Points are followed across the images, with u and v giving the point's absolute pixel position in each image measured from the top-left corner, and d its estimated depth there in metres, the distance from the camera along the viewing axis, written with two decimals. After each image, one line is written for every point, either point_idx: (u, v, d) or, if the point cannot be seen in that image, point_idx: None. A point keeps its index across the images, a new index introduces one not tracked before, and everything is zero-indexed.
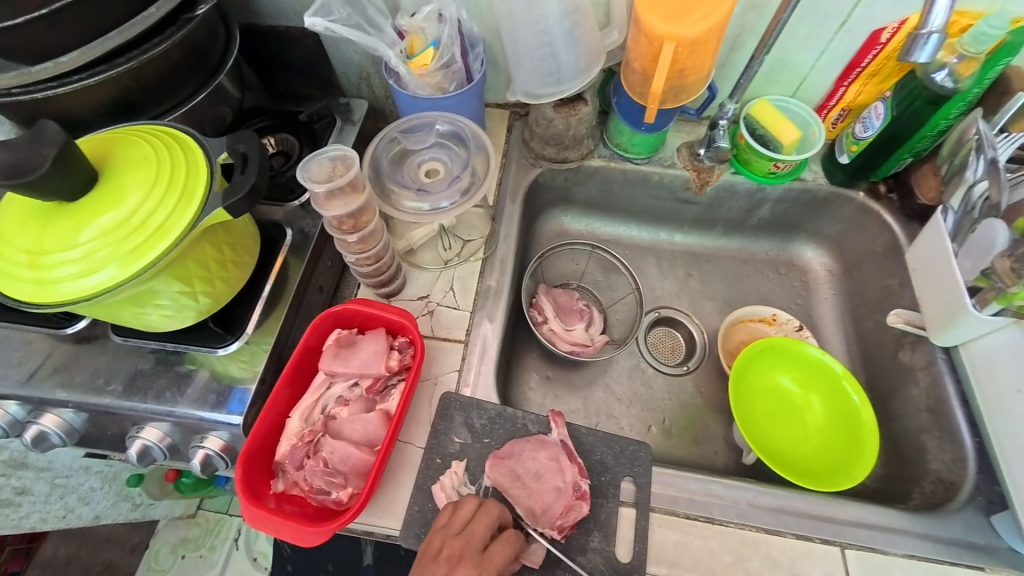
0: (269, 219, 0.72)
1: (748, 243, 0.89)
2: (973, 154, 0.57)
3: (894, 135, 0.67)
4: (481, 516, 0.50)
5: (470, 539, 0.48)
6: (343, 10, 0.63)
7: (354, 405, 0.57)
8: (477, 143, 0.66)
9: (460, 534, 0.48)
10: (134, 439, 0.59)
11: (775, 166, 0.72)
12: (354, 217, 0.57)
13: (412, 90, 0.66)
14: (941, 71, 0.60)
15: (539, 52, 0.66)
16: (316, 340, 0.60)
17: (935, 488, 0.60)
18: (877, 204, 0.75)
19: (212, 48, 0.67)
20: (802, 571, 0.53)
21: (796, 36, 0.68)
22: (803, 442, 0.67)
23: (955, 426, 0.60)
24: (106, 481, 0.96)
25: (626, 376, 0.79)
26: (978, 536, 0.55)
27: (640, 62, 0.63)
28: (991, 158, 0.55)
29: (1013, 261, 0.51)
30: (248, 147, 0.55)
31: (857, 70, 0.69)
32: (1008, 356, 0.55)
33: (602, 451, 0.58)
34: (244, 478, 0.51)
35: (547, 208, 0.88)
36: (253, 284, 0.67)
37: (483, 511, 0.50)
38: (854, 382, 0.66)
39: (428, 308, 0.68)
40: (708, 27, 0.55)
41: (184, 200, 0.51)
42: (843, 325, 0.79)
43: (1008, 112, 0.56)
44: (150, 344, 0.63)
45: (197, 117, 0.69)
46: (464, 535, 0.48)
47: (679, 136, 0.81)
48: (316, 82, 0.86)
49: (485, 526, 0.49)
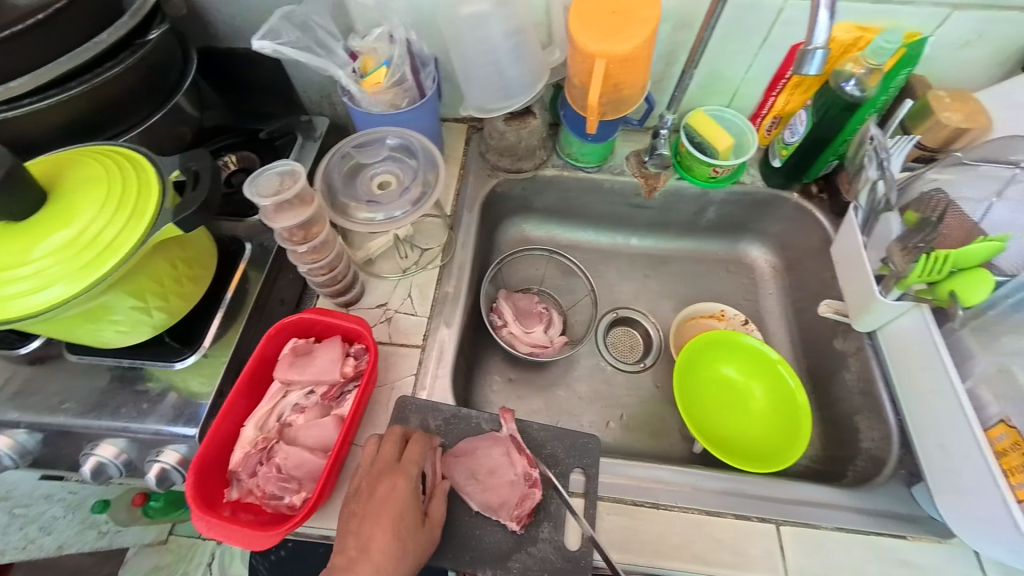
0: (229, 234, 0.73)
1: (699, 244, 0.93)
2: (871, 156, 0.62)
3: (818, 138, 0.73)
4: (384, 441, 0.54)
5: (382, 460, 0.53)
6: (293, 34, 0.66)
7: (310, 412, 0.58)
8: (426, 155, 0.68)
9: (372, 462, 0.53)
10: (88, 457, 0.59)
11: (714, 171, 0.77)
12: (303, 228, 0.59)
13: (365, 107, 0.70)
14: (850, 81, 0.67)
15: (486, 70, 0.69)
16: (273, 350, 0.61)
17: (866, 465, 0.64)
18: (810, 204, 0.81)
19: (168, 69, 0.70)
20: (742, 548, 0.54)
21: (726, 51, 0.74)
22: (748, 428, 0.70)
23: (882, 406, 0.64)
24: (69, 509, 0.91)
25: (588, 376, 0.82)
26: (903, 507, 0.58)
27: (579, 78, 0.66)
28: (885, 161, 0.59)
29: (904, 246, 0.59)
30: (200, 165, 0.57)
31: (783, 81, 0.74)
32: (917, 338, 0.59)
33: (554, 444, 0.60)
34: (196, 488, 0.51)
35: (508, 216, 0.91)
36: (211, 299, 0.68)
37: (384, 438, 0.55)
38: (788, 367, 0.70)
39: (387, 315, 0.70)
40: (636, 45, 0.59)
41: (136, 216, 0.53)
42: (787, 318, 0.84)
43: (898, 117, 0.61)
44: (107, 360, 0.64)
45: (157, 136, 0.71)
46: (376, 460, 0.53)
47: (628, 145, 0.86)
48: (279, 99, 0.89)
49: (392, 445, 0.54)
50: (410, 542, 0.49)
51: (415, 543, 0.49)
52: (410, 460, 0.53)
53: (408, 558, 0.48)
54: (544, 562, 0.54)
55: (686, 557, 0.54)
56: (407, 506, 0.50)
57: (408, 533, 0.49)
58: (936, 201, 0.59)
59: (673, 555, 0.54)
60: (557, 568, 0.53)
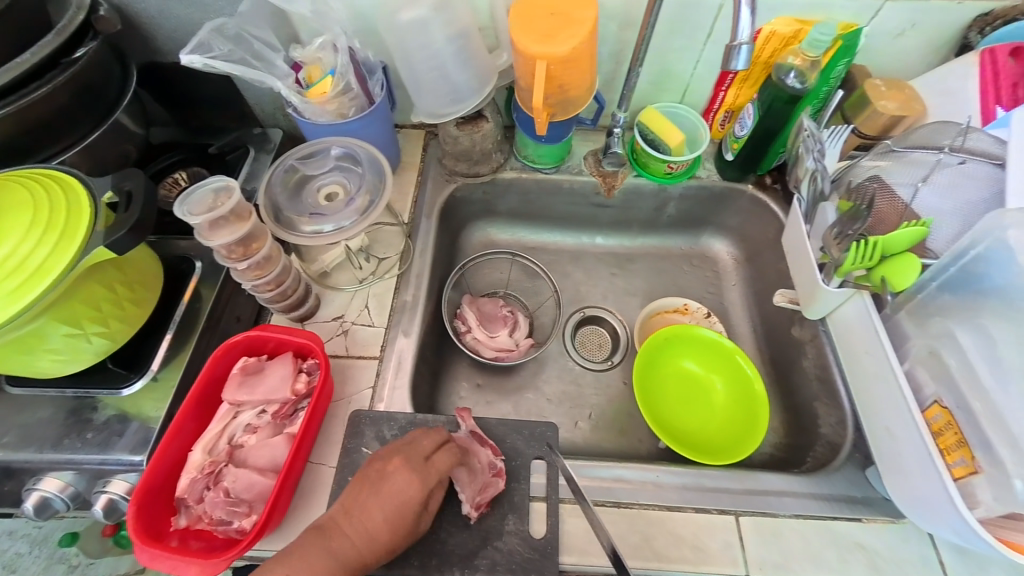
0: (178, 253, 0.71)
1: (663, 240, 0.93)
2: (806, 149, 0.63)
3: (767, 130, 0.74)
4: (428, 433, 0.55)
5: (417, 449, 0.53)
6: (225, 47, 0.65)
7: (261, 432, 0.57)
8: (372, 162, 0.67)
9: (409, 444, 0.54)
10: (31, 492, 0.56)
11: (669, 167, 0.78)
12: (242, 244, 0.59)
13: (310, 117, 0.69)
14: (790, 74, 0.67)
15: (431, 75, 0.69)
16: (223, 369, 0.60)
17: (825, 450, 0.65)
18: (765, 194, 0.81)
19: (106, 87, 0.67)
20: (702, 543, 0.54)
21: (672, 48, 0.74)
22: (709, 421, 0.71)
23: (837, 392, 0.65)
24: (35, 544, 0.80)
25: (556, 377, 0.80)
26: (857, 490, 0.59)
27: (523, 81, 0.66)
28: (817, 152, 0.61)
29: (835, 234, 0.60)
30: (133, 185, 0.55)
31: (730, 76, 0.75)
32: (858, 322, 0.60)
33: (513, 437, 0.60)
34: (138, 519, 0.49)
35: (471, 220, 0.90)
36: (160, 321, 0.66)
37: (431, 430, 0.56)
38: (745, 357, 0.72)
39: (343, 328, 0.69)
40: (574, 45, 0.59)
41: (65, 239, 0.51)
42: (749, 309, 0.85)
43: (829, 111, 0.66)
44: (50, 391, 0.61)
45: (98, 155, 0.69)
46: (412, 446, 0.54)
47: (586, 145, 0.87)
48: (232, 114, 0.85)
49: (431, 441, 0.54)
50: (402, 541, 0.49)
51: (406, 541, 0.49)
52: (439, 467, 0.53)
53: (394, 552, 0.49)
54: (510, 555, 0.53)
55: (647, 556, 0.54)
56: (417, 508, 0.50)
57: (406, 531, 0.49)
58: (867, 189, 0.61)
59: (635, 555, 0.53)
60: (525, 560, 0.53)
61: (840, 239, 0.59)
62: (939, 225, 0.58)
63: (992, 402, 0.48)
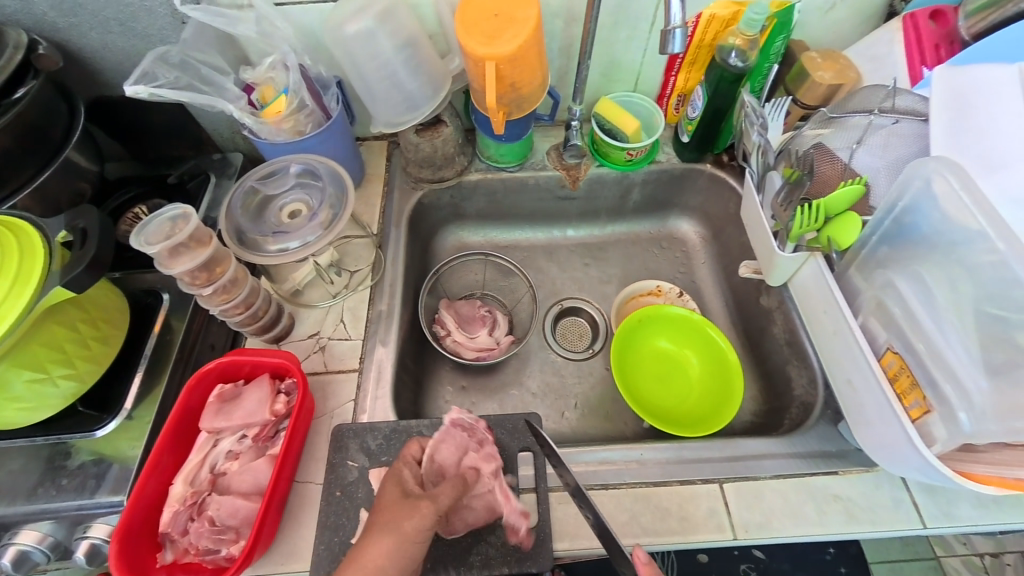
0: (143, 286, 0.70)
1: (631, 226, 0.95)
2: (749, 124, 0.66)
3: (717, 110, 0.75)
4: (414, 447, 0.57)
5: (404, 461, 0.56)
6: (170, 74, 0.65)
7: (244, 457, 0.56)
8: (332, 176, 0.67)
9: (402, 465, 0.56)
10: (7, 547, 0.53)
11: (628, 154, 0.79)
12: (206, 269, 0.59)
13: (267, 137, 0.69)
14: (732, 54, 0.68)
15: (384, 85, 0.69)
16: (198, 399, 0.59)
17: (800, 411, 0.67)
18: (723, 172, 0.84)
19: (53, 125, 0.65)
20: (688, 513, 0.56)
21: (618, 39, 0.76)
22: (687, 395, 0.74)
23: (806, 353, 0.68)
24: None
25: (539, 370, 0.81)
26: (832, 444, 0.60)
27: (476, 82, 0.67)
28: (761, 126, 0.64)
29: (783, 203, 0.63)
30: (86, 222, 0.53)
31: (678, 61, 0.78)
32: (813, 284, 0.62)
33: (497, 432, 0.60)
34: (121, 557, 0.48)
35: (441, 225, 0.90)
36: (129, 358, 0.64)
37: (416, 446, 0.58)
38: (715, 329, 0.74)
39: (320, 344, 0.69)
40: (519, 45, 0.60)
41: (19, 284, 0.50)
42: (719, 285, 0.87)
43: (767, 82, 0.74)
44: (18, 441, 0.59)
45: (50, 196, 0.67)
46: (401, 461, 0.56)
47: (547, 141, 0.88)
48: (188, 144, 0.85)
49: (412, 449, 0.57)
50: (400, 519, 0.46)
51: (392, 514, 0.46)
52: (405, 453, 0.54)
53: (393, 530, 0.45)
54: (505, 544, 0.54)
55: (637, 532, 0.55)
56: (397, 489, 0.49)
57: (393, 505, 0.47)
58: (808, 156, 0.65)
59: (623, 532, 0.55)
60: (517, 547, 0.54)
61: (788, 207, 0.62)
62: (875, 183, 0.62)
63: (932, 342, 0.50)
